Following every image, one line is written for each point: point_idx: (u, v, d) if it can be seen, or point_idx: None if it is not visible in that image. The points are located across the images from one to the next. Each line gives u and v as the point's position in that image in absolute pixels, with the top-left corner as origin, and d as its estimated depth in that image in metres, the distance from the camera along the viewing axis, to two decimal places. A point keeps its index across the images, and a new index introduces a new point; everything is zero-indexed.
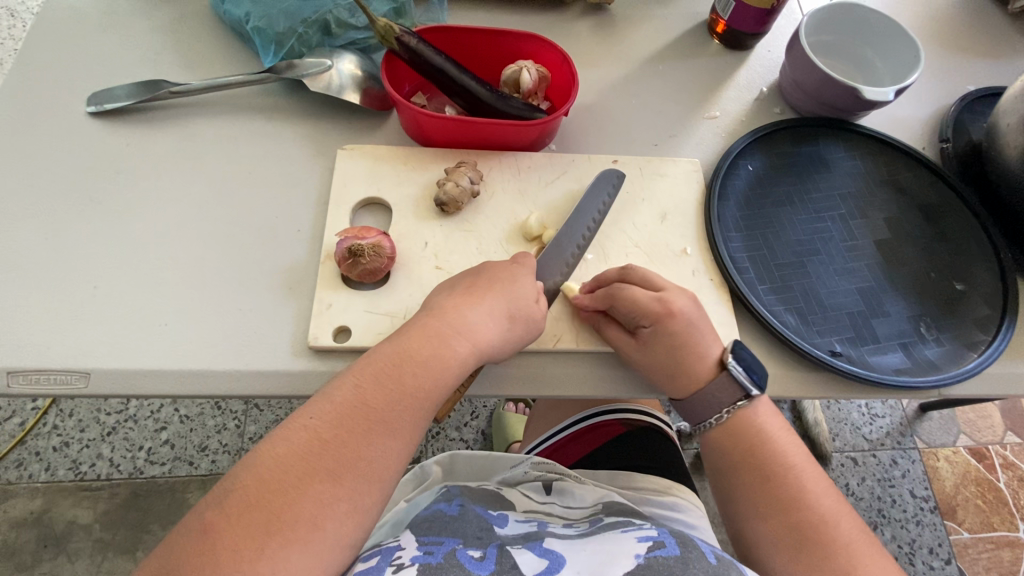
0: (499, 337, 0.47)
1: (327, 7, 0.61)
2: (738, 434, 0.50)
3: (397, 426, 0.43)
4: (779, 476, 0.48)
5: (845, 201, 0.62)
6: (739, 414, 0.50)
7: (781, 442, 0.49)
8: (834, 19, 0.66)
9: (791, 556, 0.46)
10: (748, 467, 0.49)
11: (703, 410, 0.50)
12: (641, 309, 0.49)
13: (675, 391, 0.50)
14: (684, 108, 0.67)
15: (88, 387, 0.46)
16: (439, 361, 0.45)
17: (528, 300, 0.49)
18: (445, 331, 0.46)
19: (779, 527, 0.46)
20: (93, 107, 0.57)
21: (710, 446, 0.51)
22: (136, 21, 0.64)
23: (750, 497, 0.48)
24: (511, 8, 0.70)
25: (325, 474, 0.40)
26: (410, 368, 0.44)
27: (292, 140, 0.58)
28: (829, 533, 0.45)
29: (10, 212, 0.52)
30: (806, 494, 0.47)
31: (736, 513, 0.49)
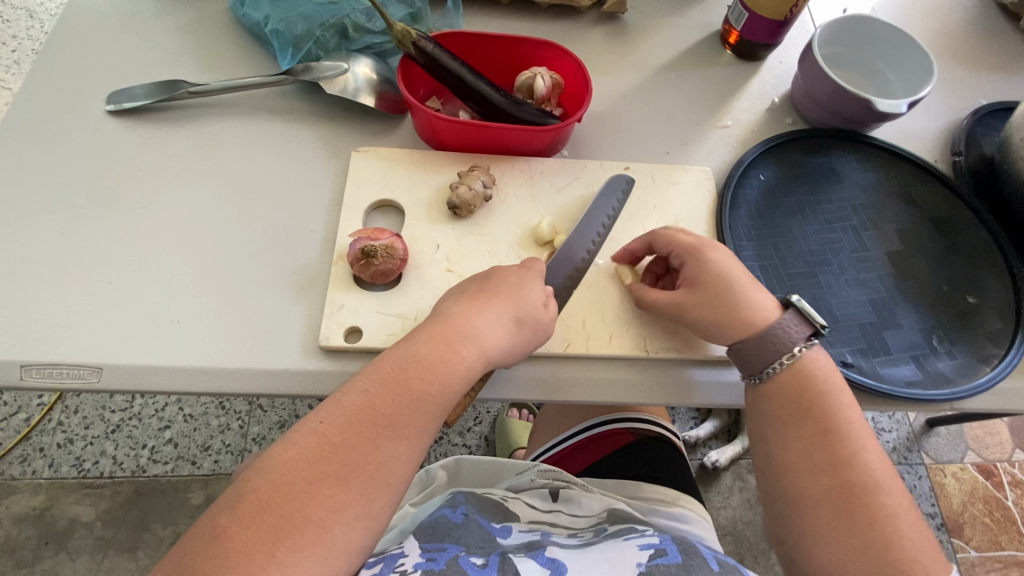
0: (506, 344, 0.47)
1: (345, 11, 0.61)
2: (800, 388, 0.48)
3: (406, 431, 0.43)
4: (835, 434, 0.47)
5: (856, 212, 0.62)
6: (801, 368, 0.49)
7: (839, 400, 0.48)
8: (847, 31, 0.66)
9: (831, 515, 0.45)
10: (803, 422, 0.48)
11: (776, 347, 0.49)
12: (681, 246, 0.53)
13: (744, 327, 0.49)
14: (696, 117, 0.67)
15: (101, 382, 0.46)
16: (448, 364, 0.45)
17: (536, 309, 0.49)
18: (453, 336, 0.46)
19: (824, 483, 0.46)
20: (112, 106, 0.58)
21: (763, 397, 0.50)
22: (156, 21, 0.65)
23: (801, 451, 0.47)
24: (525, 16, 0.71)
25: (335, 476, 0.40)
26: (418, 373, 0.44)
27: (307, 142, 0.59)
28: (876, 498, 0.45)
29: (28, 207, 0.53)
30: (859, 456, 0.46)
31: (777, 466, 0.48)
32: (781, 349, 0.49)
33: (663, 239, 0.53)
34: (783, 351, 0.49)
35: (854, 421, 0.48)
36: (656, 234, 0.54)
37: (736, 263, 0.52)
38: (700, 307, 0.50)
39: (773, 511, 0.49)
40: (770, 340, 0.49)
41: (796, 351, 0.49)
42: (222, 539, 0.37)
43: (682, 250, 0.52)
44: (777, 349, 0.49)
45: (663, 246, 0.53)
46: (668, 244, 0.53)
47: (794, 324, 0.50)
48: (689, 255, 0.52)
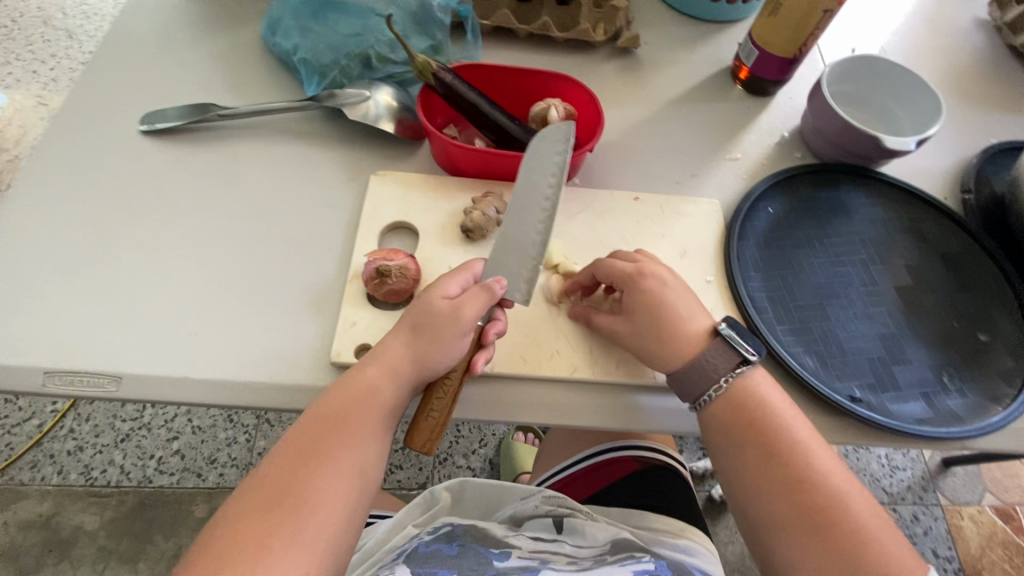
0: (410, 352, 0.47)
1: (370, 43, 0.65)
2: (741, 411, 0.48)
3: (329, 457, 0.44)
4: (785, 451, 0.46)
5: (865, 246, 0.62)
6: (739, 389, 0.48)
7: (781, 414, 0.48)
8: (855, 71, 0.68)
9: (803, 535, 0.44)
10: (750, 443, 0.47)
11: (701, 380, 0.49)
12: (616, 274, 0.53)
13: (668, 360, 0.50)
14: (706, 149, 0.68)
15: (119, 391, 0.48)
16: (360, 389, 0.46)
17: (438, 303, 0.48)
18: (361, 364, 0.47)
19: (788, 506, 0.45)
20: (145, 126, 0.61)
21: (709, 425, 0.49)
22: (192, 48, 0.68)
23: (757, 476, 0.46)
24: (542, 49, 0.74)
25: (262, 507, 0.41)
26: (329, 401, 0.46)
27: (328, 164, 0.61)
28: (839, 511, 0.44)
29: (62, 220, 0.55)
30: (813, 471, 0.46)
31: (740, 494, 0.47)
32: (709, 379, 0.49)
33: (604, 269, 0.53)
34: (712, 380, 0.49)
35: (804, 434, 0.47)
36: (598, 263, 0.54)
37: (672, 289, 0.52)
38: (632, 337, 0.51)
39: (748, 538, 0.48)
40: (697, 369, 0.49)
41: (724, 381, 0.49)
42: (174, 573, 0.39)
43: (619, 280, 0.52)
44: (707, 378, 0.49)
45: (603, 278, 0.54)
46: (609, 276, 0.53)
47: (722, 353, 0.49)
48: (626, 283, 0.52)
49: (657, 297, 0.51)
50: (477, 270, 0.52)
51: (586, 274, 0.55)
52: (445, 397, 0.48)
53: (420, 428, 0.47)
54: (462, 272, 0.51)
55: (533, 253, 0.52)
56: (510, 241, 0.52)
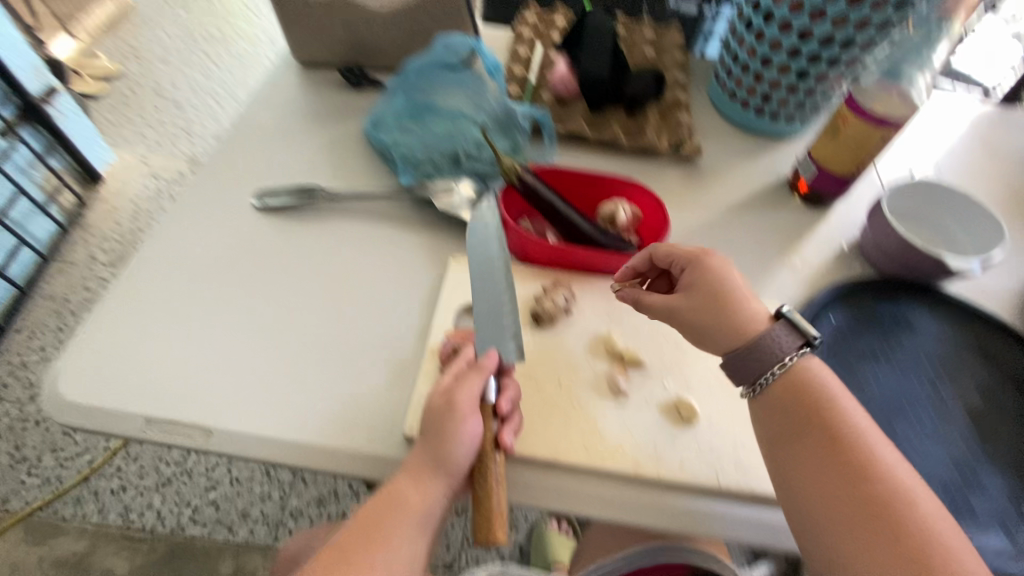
0: (431, 460, 0.49)
1: (460, 143, 0.72)
2: (796, 392, 0.49)
3: (365, 561, 0.46)
4: (847, 439, 0.45)
5: (932, 363, 0.62)
6: (795, 372, 0.50)
7: (843, 403, 0.48)
8: (913, 192, 0.71)
9: (866, 528, 0.42)
10: (809, 429, 0.47)
11: (761, 360, 0.50)
12: (676, 252, 0.57)
13: (726, 338, 0.52)
14: (765, 254, 0.71)
15: (209, 444, 0.52)
16: (392, 503, 0.48)
17: (439, 403, 0.50)
18: (394, 478, 0.49)
19: (838, 491, 0.44)
20: (258, 202, 0.69)
21: (763, 405, 0.50)
22: (303, 137, 0.78)
23: (808, 455, 0.46)
24: (610, 154, 0.81)
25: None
26: (371, 505, 0.49)
27: (412, 245, 0.67)
28: (905, 508, 0.42)
29: (179, 281, 0.62)
30: (877, 462, 0.44)
31: (786, 475, 0.47)
32: (773, 357, 0.50)
33: (662, 250, 0.58)
34: (773, 360, 0.50)
35: (862, 425, 0.47)
36: (656, 246, 0.58)
37: (736, 276, 0.55)
38: (693, 318, 0.54)
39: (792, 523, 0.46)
40: (760, 346, 0.50)
41: (788, 360, 0.50)
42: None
43: (682, 261, 0.56)
44: (768, 355, 0.50)
45: (662, 255, 0.58)
46: (667, 254, 0.57)
47: (785, 335, 0.51)
48: (688, 262, 0.56)
49: (718, 278, 0.54)
50: (467, 354, 0.54)
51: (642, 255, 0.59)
52: (486, 487, 0.48)
53: (477, 520, 0.48)
54: (456, 362, 0.54)
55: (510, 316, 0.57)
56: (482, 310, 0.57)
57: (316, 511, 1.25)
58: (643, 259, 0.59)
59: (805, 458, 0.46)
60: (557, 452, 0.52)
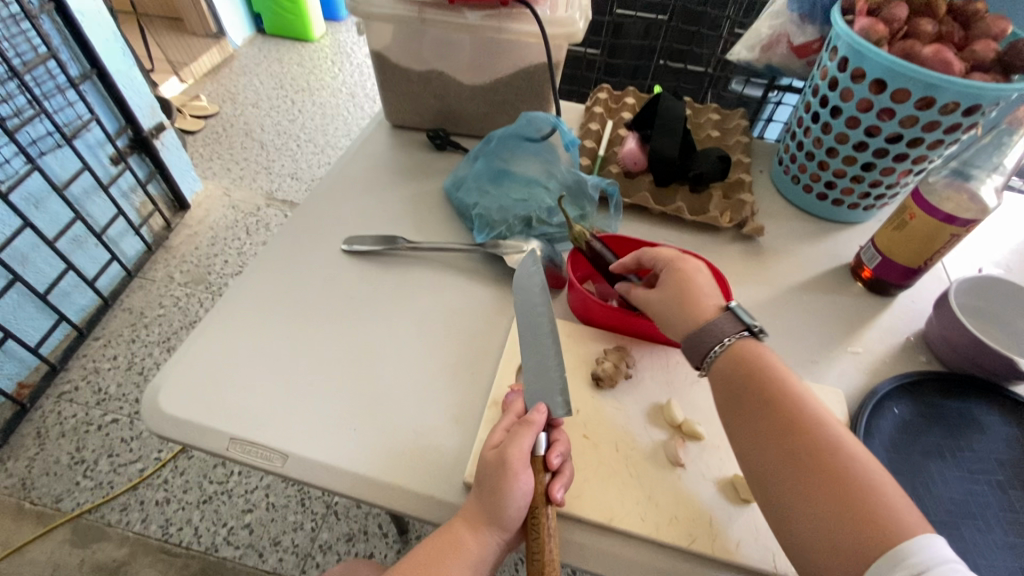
0: (486, 512, 0.51)
1: (533, 208, 0.78)
2: (748, 375, 0.54)
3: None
4: (787, 404, 0.51)
5: (1003, 468, 0.60)
6: (746, 355, 0.55)
7: (783, 375, 0.53)
8: (981, 289, 0.71)
9: (807, 481, 0.46)
10: (749, 391, 0.53)
11: (704, 342, 0.57)
12: (661, 257, 0.64)
13: (681, 323, 0.59)
14: (826, 338, 0.72)
15: (284, 467, 0.55)
16: (447, 552, 0.50)
17: (489, 455, 0.52)
18: (450, 529, 0.51)
19: (780, 447, 0.49)
20: (346, 246, 0.76)
21: (717, 386, 0.56)
22: (389, 190, 0.86)
23: (767, 437, 0.50)
24: (672, 226, 0.84)
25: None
26: (428, 546, 0.51)
27: (482, 297, 0.71)
28: (835, 459, 0.46)
29: (270, 312, 0.68)
30: (817, 424, 0.49)
31: (750, 456, 0.51)
32: (708, 347, 0.56)
33: (648, 252, 0.65)
34: (711, 347, 0.56)
35: (808, 404, 0.51)
36: (642, 250, 0.66)
37: (699, 273, 0.61)
38: (659, 310, 0.61)
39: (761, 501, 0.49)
40: (705, 330, 0.57)
41: (722, 346, 0.56)
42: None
43: (659, 262, 0.64)
44: (711, 337, 0.56)
45: (648, 259, 0.65)
46: (652, 257, 0.65)
47: (727, 323, 0.57)
48: (667, 262, 0.63)
49: (686, 276, 0.61)
50: (517, 409, 0.57)
51: (632, 257, 0.66)
52: (540, 540, 0.50)
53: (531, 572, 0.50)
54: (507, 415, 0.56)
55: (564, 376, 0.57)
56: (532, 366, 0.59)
57: (345, 547, 1.27)
58: (635, 261, 0.66)
59: (753, 421, 0.52)
60: (611, 515, 0.53)
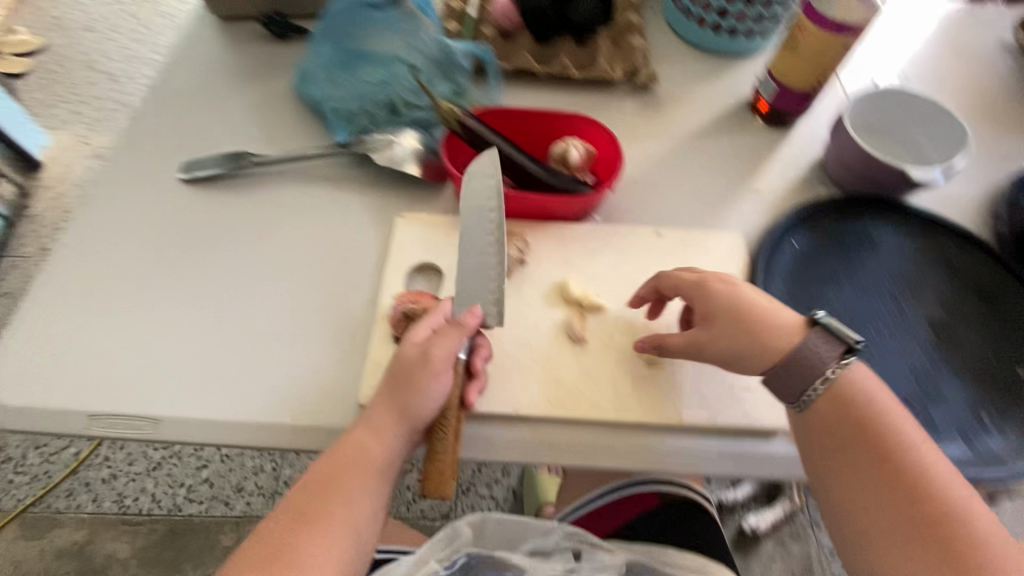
0: (394, 412, 0.48)
1: (395, 90, 0.67)
2: (859, 417, 0.47)
3: (325, 514, 0.45)
4: (896, 459, 0.45)
5: (895, 280, 0.61)
6: (855, 396, 0.48)
7: (894, 418, 0.46)
8: (878, 103, 0.68)
9: (898, 547, 0.42)
10: (856, 448, 0.46)
11: (798, 381, 0.48)
12: (682, 290, 0.53)
13: (759, 363, 0.49)
14: (727, 183, 0.69)
15: (158, 433, 0.50)
16: (351, 454, 0.47)
17: (415, 357, 0.48)
18: (353, 430, 0.48)
19: (888, 521, 0.43)
20: (185, 175, 0.64)
21: (807, 431, 0.48)
22: (227, 98, 0.72)
23: (859, 482, 0.45)
24: (561, 88, 0.76)
25: (260, 562, 0.43)
26: (324, 460, 0.47)
27: (355, 207, 0.63)
28: (949, 520, 0.42)
29: (108, 268, 0.58)
30: (914, 458, 0.45)
31: (835, 498, 0.46)
32: (816, 371, 0.48)
33: (667, 276, 0.55)
34: (817, 374, 0.48)
35: (908, 434, 0.46)
36: (660, 275, 0.55)
37: (759, 295, 0.52)
38: (718, 343, 0.51)
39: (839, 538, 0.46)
40: (802, 363, 0.48)
41: (831, 373, 0.48)
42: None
43: (686, 287, 0.53)
44: (810, 371, 0.48)
45: (669, 282, 0.54)
46: (675, 281, 0.54)
47: (823, 342, 0.49)
48: (694, 290, 0.53)
49: (736, 307, 0.51)
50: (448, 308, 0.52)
51: (648, 286, 0.55)
52: (446, 434, 0.47)
53: (427, 474, 0.46)
54: (434, 313, 0.52)
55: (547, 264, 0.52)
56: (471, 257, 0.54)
57: None
58: (652, 290, 0.56)
59: (830, 478, 0.46)
60: (518, 404, 0.51)
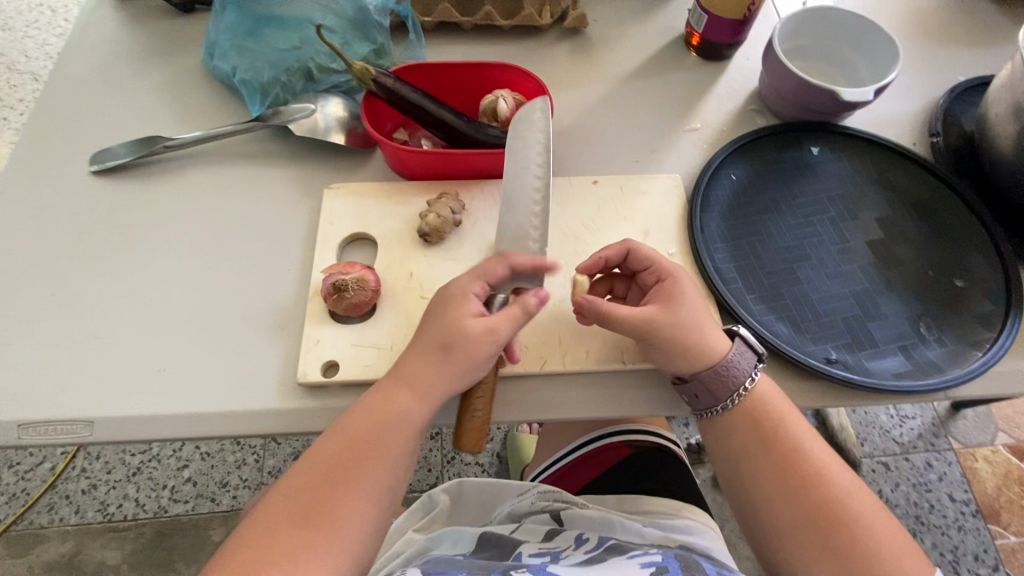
0: (442, 374, 0.46)
1: (309, 55, 0.64)
2: (760, 426, 0.48)
3: (359, 475, 0.44)
4: (791, 457, 0.47)
5: (834, 203, 0.61)
6: (755, 402, 0.49)
7: (790, 423, 0.48)
8: (809, 24, 0.66)
9: (798, 537, 0.45)
10: (753, 454, 0.48)
11: (719, 390, 0.49)
12: (659, 268, 0.52)
13: (693, 365, 0.49)
14: (665, 122, 0.67)
15: (92, 434, 0.48)
16: (391, 418, 0.45)
17: (477, 331, 0.46)
18: (390, 390, 0.46)
19: (792, 514, 0.45)
20: (95, 166, 0.60)
21: (714, 431, 0.50)
22: (133, 80, 0.68)
23: (760, 487, 0.47)
24: (488, 41, 0.73)
25: (292, 523, 0.42)
26: (353, 421, 0.45)
27: (281, 183, 0.61)
28: (839, 507, 0.45)
29: (21, 271, 0.55)
30: (805, 453, 0.47)
31: (741, 497, 0.49)
32: (734, 383, 0.49)
33: (641, 253, 0.53)
34: (735, 386, 0.49)
35: (805, 436, 0.48)
36: (635, 244, 0.53)
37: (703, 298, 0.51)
38: (673, 324, 0.48)
39: (749, 535, 0.49)
40: (721, 377, 0.48)
41: (746, 387, 0.49)
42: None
43: (656, 269, 0.52)
44: (727, 387, 0.48)
45: (641, 258, 0.53)
46: (645, 258, 0.53)
47: (743, 355, 0.49)
48: (669, 277, 0.51)
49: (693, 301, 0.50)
50: (501, 276, 0.49)
51: (620, 250, 0.53)
52: (485, 394, 0.48)
53: (466, 430, 0.48)
54: (475, 285, 0.48)
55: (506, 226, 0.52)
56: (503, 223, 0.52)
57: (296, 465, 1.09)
58: (621, 256, 0.53)
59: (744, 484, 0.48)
60: None
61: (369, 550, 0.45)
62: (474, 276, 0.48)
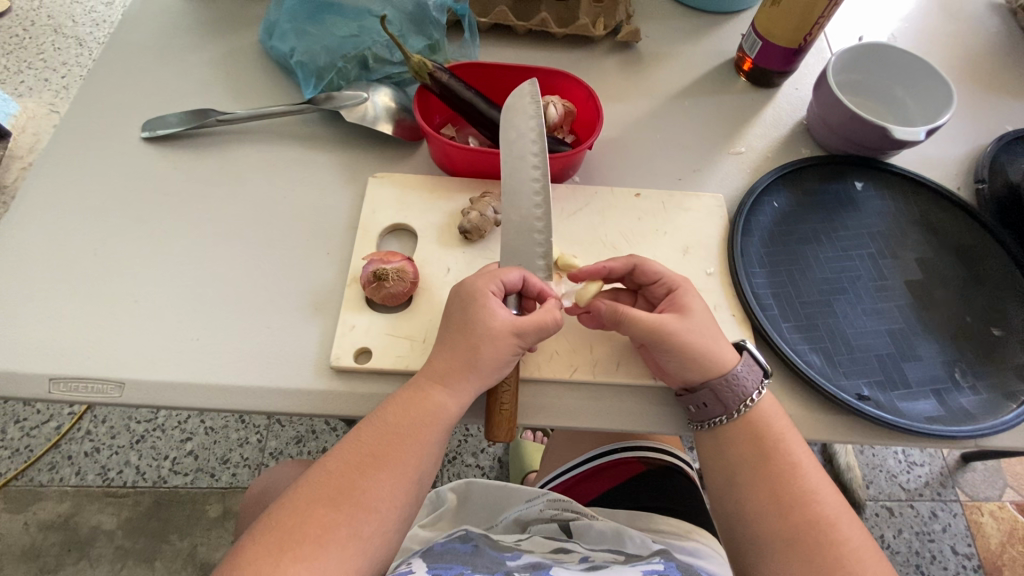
0: (466, 368, 0.46)
1: (366, 45, 0.66)
2: (757, 447, 0.48)
3: (392, 462, 0.44)
4: (784, 483, 0.46)
5: (874, 239, 0.61)
6: (747, 425, 0.48)
7: (786, 445, 0.47)
8: (866, 59, 0.66)
9: (790, 563, 0.44)
10: (750, 478, 0.47)
11: (727, 402, 0.48)
12: (667, 272, 0.52)
13: (698, 373, 0.48)
14: (710, 143, 0.67)
15: (122, 396, 0.48)
16: (421, 414, 0.46)
17: (501, 330, 0.46)
18: (422, 390, 0.46)
19: (785, 539, 0.45)
20: (147, 133, 0.61)
21: (712, 448, 0.49)
22: (190, 53, 0.69)
23: (755, 505, 0.46)
24: (541, 47, 0.73)
25: (326, 502, 0.42)
26: (391, 411, 0.46)
27: (327, 167, 0.61)
28: (830, 536, 0.44)
29: (66, 226, 0.56)
30: (797, 480, 0.46)
31: (730, 507, 0.48)
32: (741, 395, 0.48)
33: (647, 266, 0.53)
34: (742, 397, 0.48)
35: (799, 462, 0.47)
36: (641, 260, 0.53)
37: (705, 307, 0.51)
38: (688, 330, 0.48)
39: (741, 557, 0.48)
40: (729, 387, 0.48)
41: (752, 400, 0.48)
42: (238, 550, 0.41)
43: (665, 273, 0.52)
44: (735, 396, 0.48)
45: (648, 273, 0.53)
46: (654, 273, 0.52)
47: (751, 368, 0.49)
48: (677, 283, 0.52)
49: (705, 309, 0.50)
50: (516, 278, 0.49)
51: (625, 266, 0.53)
52: (512, 388, 0.48)
53: (497, 421, 0.48)
54: (492, 286, 0.48)
55: (547, 229, 0.51)
56: (510, 224, 0.51)
57: (297, 451, 1.08)
58: (627, 270, 0.53)
59: (748, 511, 0.47)
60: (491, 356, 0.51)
61: (398, 535, 0.45)
62: (488, 278, 0.48)
